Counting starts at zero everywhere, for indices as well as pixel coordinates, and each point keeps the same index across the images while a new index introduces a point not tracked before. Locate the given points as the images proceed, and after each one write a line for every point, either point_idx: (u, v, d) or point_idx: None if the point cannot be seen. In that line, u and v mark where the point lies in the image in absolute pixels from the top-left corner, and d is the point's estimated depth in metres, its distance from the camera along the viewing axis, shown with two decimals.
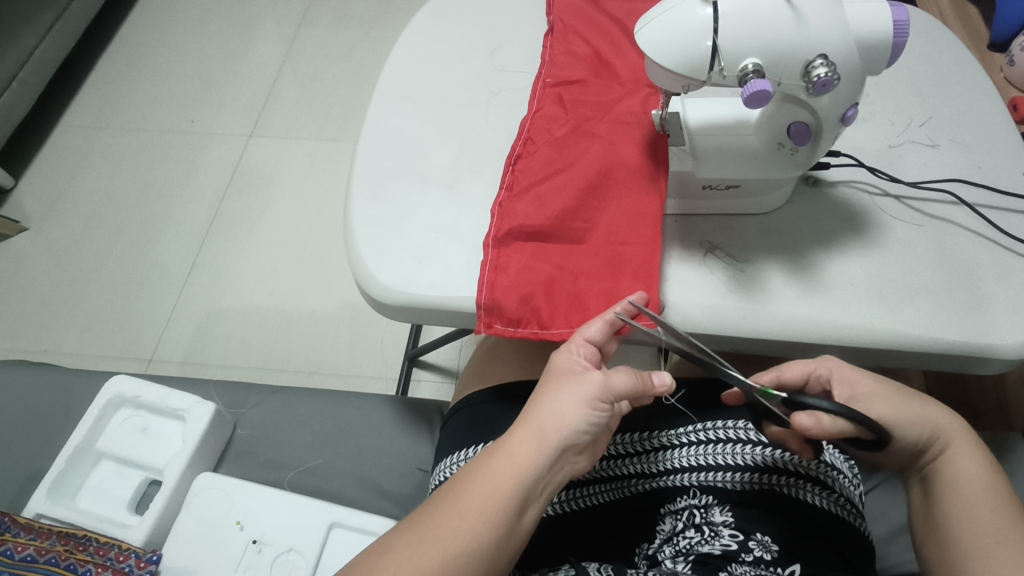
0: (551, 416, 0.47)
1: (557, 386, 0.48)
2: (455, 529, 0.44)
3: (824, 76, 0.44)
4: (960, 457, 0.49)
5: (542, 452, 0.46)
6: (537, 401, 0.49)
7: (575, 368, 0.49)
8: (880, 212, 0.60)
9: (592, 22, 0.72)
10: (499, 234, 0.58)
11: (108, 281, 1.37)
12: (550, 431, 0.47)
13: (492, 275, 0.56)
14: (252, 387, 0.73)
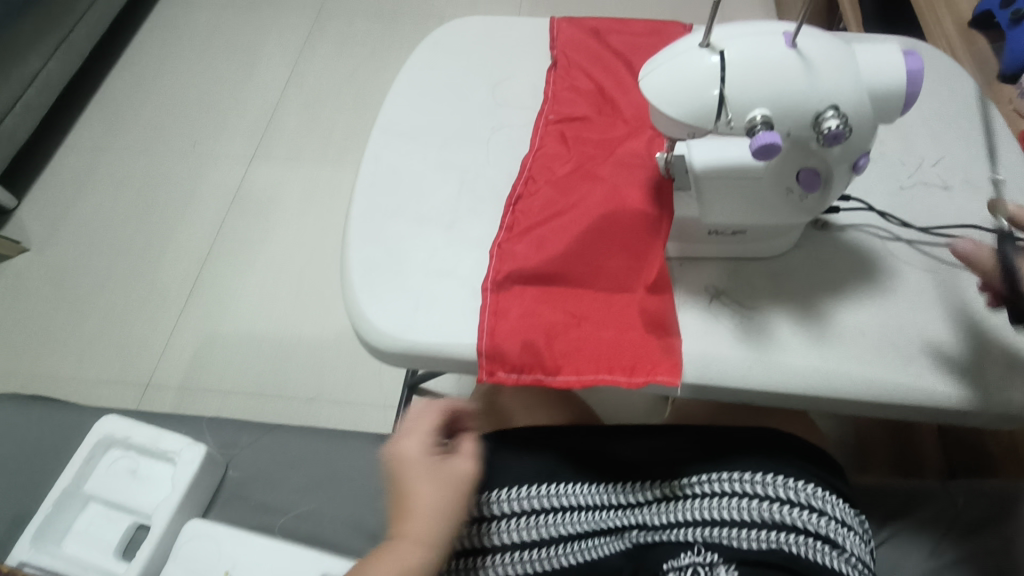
0: (428, 500, 0.54)
1: (411, 479, 0.55)
2: None
3: (836, 127, 0.42)
4: None
5: (431, 533, 0.53)
6: (405, 492, 0.54)
7: (426, 454, 0.56)
8: (893, 257, 0.58)
9: (596, 58, 0.72)
10: (499, 278, 0.56)
11: (107, 304, 1.36)
12: (430, 512, 0.53)
13: (492, 320, 0.55)
14: (245, 425, 0.71)
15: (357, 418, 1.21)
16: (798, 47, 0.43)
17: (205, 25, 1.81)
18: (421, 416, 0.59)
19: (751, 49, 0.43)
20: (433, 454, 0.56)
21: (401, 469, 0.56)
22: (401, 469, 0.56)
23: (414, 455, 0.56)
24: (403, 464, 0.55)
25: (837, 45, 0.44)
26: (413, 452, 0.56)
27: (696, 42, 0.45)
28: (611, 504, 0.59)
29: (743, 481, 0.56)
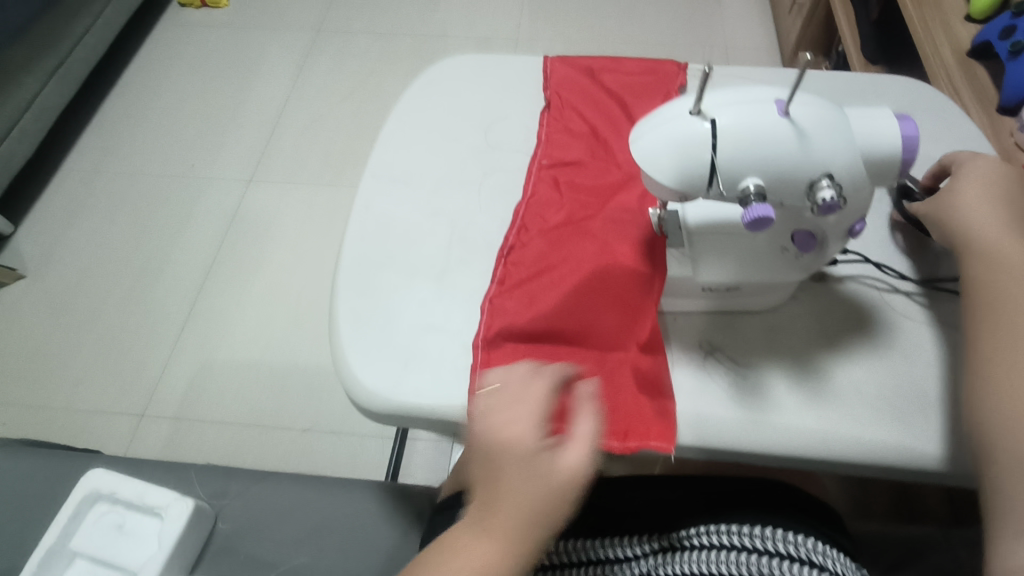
0: (518, 489, 0.43)
1: (506, 466, 0.44)
2: None
3: (830, 199, 0.41)
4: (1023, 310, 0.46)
5: (515, 530, 0.43)
6: (493, 470, 0.44)
7: (533, 439, 0.44)
8: (891, 311, 0.57)
9: (590, 97, 0.70)
10: (489, 335, 0.55)
11: (103, 331, 1.35)
12: (517, 505, 0.43)
13: (483, 381, 0.53)
14: (234, 474, 0.70)
15: (354, 449, 1.19)
16: (791, 115, 0.42)
17: (202, 46, 1.81)
18: (522, 387, 0.48)
19: (745, 117, 0.42)
20: (529, 432, 0.45)
21: (491, 443, 0.45)
22: (500, 456, 0.44)
23: (513, 430, 0.45)
24: (495, 438, 0.45)
25: (832, 111, 0.43)
26: (509, 425, 0.45)
27: (688, 108, 0.44)
28: (605, 560, 0.57)
29: (748, 535, 0.52)
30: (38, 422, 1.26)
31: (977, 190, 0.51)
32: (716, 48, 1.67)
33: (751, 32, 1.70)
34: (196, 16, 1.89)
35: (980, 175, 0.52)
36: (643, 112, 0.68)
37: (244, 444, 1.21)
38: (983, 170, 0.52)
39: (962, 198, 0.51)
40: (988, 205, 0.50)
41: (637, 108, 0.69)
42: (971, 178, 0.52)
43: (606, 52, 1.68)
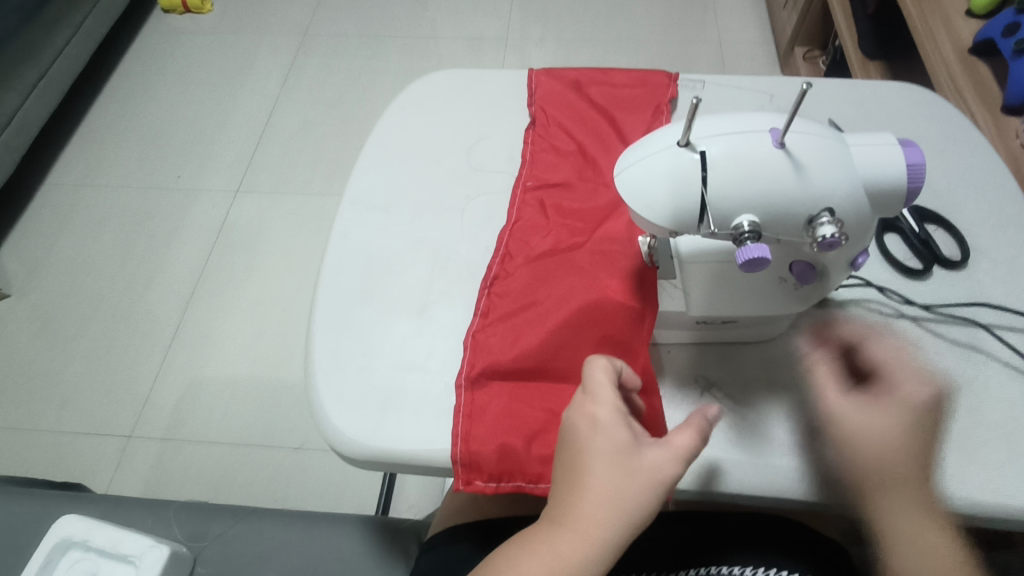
0: (605, 481, 0.41)
1: (587, 449, 0.42)
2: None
3: (832, 235, 0.38)
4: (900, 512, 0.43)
5: (599, 526, 0.40)
6: (575, 464, 0.42)
7: (621, 431, 0.42)
8: (895, 338, 0.54)
9: (577, 113, 0.67)
10: (473, 373, 0.52)
11: (88, 351, 1.28)
12: (601, 499, 0.40)
13: (467, 423, 0.51)
14: (214, 514, 0.67)
15: (347, 468, 1.13)
16: (786, 146, 0.39)
17: (187, 53, 1.77)
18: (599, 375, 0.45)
19: (736, 149, 0.39)
20: (612, 422, 0.43)
21: (573, 436, 0.43)
22: (582, 437, 0.43)
23: (595, 421, 0.43)
24: (577, 430, 0.43)
25: (830, 139, 0.40)
26: (590, 414, 0.43)
27: (675, 138, 0.41)
28: None
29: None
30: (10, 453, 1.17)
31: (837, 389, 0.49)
32: (711, 43, 1.62)
33: (748, 27, 1.65)
34: (180, 23, 1.84)
35: (933, 394, 0.46)
36: (634, 128, 0.65)
37: (234, 466, 1.14)
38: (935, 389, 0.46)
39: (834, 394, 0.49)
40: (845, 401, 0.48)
41: (627, 123, 0.65)
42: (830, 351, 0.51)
43: (600, 48, 1.64)
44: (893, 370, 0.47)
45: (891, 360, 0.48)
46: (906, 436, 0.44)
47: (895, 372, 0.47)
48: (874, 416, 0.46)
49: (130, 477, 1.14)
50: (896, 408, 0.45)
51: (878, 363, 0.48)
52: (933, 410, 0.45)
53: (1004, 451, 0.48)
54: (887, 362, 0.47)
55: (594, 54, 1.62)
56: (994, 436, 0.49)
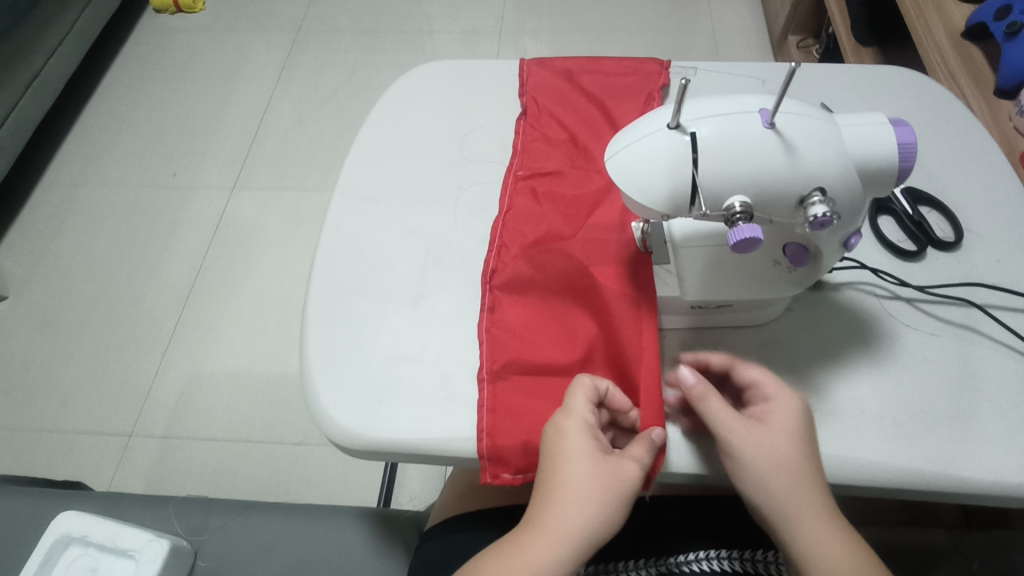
0: (573, 492, 0.42)
1: (559, 458, 0.44)
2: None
3: (823, 215, 0.38)
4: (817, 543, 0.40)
5: (563, 535, 0.41)
6: (546, 477, 0.44)
7: (592, 439, 0.45)
8: (890, 319, 0.54)
9: (568, 101, 0.67)
10: (494, 368, 0.52)
11: (86, 351, 1.28)
12: (567, 508, 0.42)
13: (490, 418, 0.50)
14: (213, 507, 0.67)
15: (347, 462, 1.13)
16: (776, 126, 0.39)
17: (180, 52, 1.76)
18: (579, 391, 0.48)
19: (726, 130, 0.39)
20: (585, 436, 0.45)
21: (549, 449, 0.45)
22: (556, 447, 0.45)
23: (567, 431, 0.45)
24: (552, 442, 0.45)
25: (821, 120, 0.40)
26: (565, 427, 0.45)
27: (666, 120, 0.41)
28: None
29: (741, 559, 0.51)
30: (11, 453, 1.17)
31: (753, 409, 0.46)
32: (706, 33, 1.62)
33: (741, 16, 1.65)
34: (172, 21, 1.84)
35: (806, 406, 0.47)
36: (624, 115, 0.65)
37: (235, 462, 1.14)
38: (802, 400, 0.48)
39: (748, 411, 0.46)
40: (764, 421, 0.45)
41: (618, 110, 0.66)
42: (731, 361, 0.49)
43: (594, 39, 1.63)
44: (775, 385, 0.46)
45: (771, 374, 0.47)
46: (806, 450, 0.43)
47: (778, 386, 0.46)
48: (770, 436, 0.43)
49: (131, 475, 1.14)
50: (789, 425, 0.44)
51: (758, 381, 0.47)
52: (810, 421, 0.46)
53: (998, 428, 0.48)
54: (769, 379, 0.46)
55: (589, 45, 1.62)
56: (988, 414, 0.49)
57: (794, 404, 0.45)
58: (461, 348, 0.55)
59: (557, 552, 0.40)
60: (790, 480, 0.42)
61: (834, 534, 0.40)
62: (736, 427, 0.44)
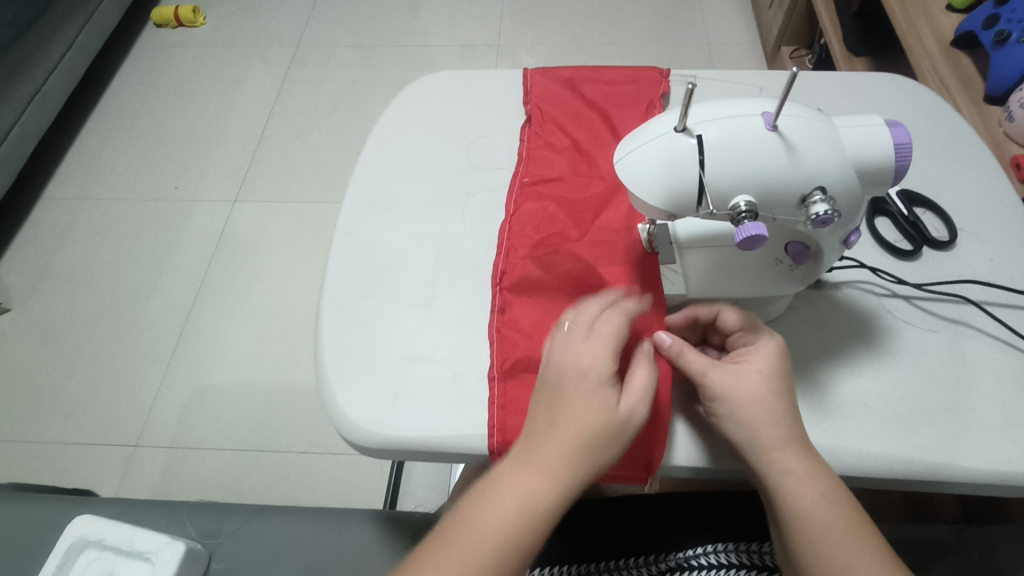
0: (575, 423, 0.44)
1: (569, 389, 0.45)
2: (494, 515, 0.43)
3: (825, 213, 0.40)
4: (794, 488, 0.44)
5: (564, 471, 0.43)
6: (553, 401, 0.45)
7: (603, 374, 0.46)
8: (889, 315, 0.56)
9: (571, 110, 0.69)
10: (505, 367, 0.54)
11: (90, 362, 1.28)
12: (571, 444, 0.44)
13: (502, 415, 0.52)
14: (227, 511, 0.68)
15: (353, 469, 1.13)
16: (779, 129, 0.41)
17: (181, 66, 1.78)
18: (601, 329, 0.48)
19: (731, 133, 0.41)
20: (601, 379, 0.45)
21: (561, 375, 0.46)
22: (569, 375, 0.46)
23: (582, 363, 0.46)
24: (565, 369, 0.46)
25: (821, 122, 0.42)
26: (583, 367, 0.46)
27: (672, 124, 0.43)
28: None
29: (748, 552, 0.53)
30: (16, 465, 1.17)
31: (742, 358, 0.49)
32: (699, 44, 1.65)
33: (734, 28, 1.69)
34: (173, 37, 1.86)
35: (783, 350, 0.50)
36: (626, 123, 0.67)
37: (241, 471, 1.14)
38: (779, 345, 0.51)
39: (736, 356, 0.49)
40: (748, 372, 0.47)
41: (620, 118, 0.67)
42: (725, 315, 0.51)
43: (591, 51, 1.67)
44: (760, 332, 0.50)
45: (756, 321, 0.50)
46: (784, 387, 0.47)
47: (762, 331, 0.50)
48: (754, 374, 0.47)
49: (137, 485, 1.14)
50: (772, 367, 0.47)
51: (744, 327, 0.50)
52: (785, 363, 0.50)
53: (996, 420, 0.50)
54: (754, 325, 0.50)
55: (585, 58, 1.65)
56: (986, 407, 0.51)
57: (776, 348, 0.49)
58: (472, 348, 0.56)
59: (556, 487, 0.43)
60: (769, 414, 0.46)
61: (807, 482, 0.44)
62: (720, 367, 0.48)
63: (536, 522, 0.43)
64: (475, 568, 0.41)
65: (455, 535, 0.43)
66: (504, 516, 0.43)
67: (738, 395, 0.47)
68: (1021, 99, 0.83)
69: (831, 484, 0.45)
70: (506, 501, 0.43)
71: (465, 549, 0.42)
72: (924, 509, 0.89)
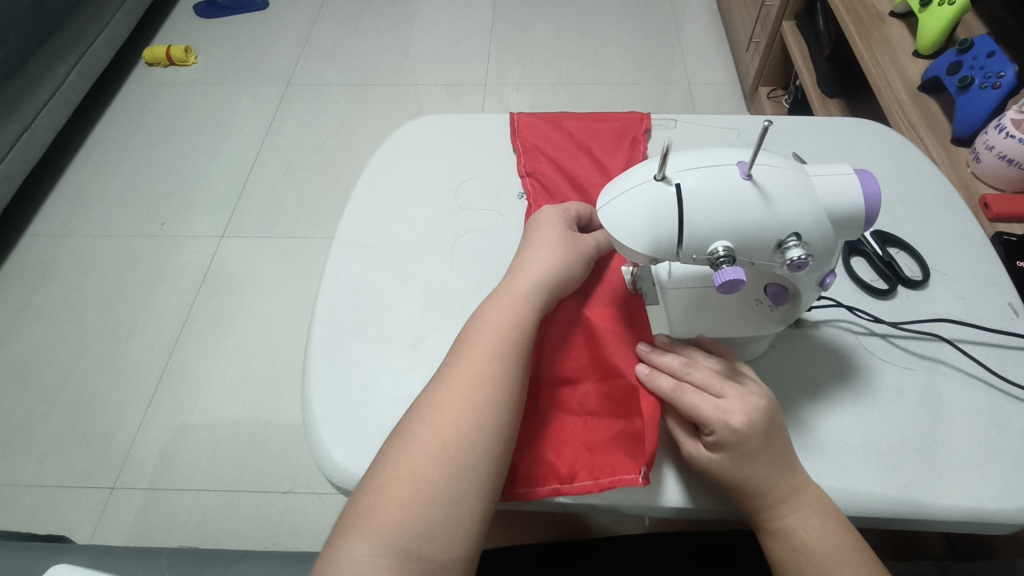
0: (522, 297, 0.53)
1: (521, 275, 0.55)
2: (466, 379, 0.49)
3: (799, 258, 0.42)
4: (784, 531, 0.46)
5: (518, 327, 0.52)
6: (509, 286, 0.55)
7: (547, 263, 0.55)
8: (867, 354, 0.57)
9: (559, 144, 0.71)
10: None
11: (68, 401, 1.25)
12: (522, 306, 0.53)
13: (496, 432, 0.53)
14: (208, 559, 0.67)
15: (336, 511, 1.11)
16: (754, 177, 0.43)
17: (172, 104, 1.80)
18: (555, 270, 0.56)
19: (710, 181, 0.43)
20: (550, 265, 0.55)
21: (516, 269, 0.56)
22: (520, 268, 0.56)
23: (531, 259, 0.56)
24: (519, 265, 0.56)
25: (794, 172, 0.44)
26: (536, 259, 0.56)
27: (652, 172, 0.45)
28: None
29: None
30: None
31: (735, 406, 0.47)
32: (680, 85, 1.71)
33: (713, 70, 1.75)
34: (164, 75, 1.89)
35: (761, 409, 0.47)
36: (614, 158, 0.69)
37: (222, 513, 1.11)
38: (762, 400, 0.48)
39: (728, 400, 0.47)
40: (741, 426, 0.46)
41: (606, 154, 0.70)
42: (699, 375, 0.50)
43: (575, 92, 1.72)
44: (714, 416, 0.47)
45: (714, 401, 0.48)
46: (753, 469, 0.46)
47: (716, 415, 0.47)
48: (719, 460, 0.47)
49: (113, 530, 1.10)
50: (735, 451, 0.46)
51: (698, 417, 0.48)
52: (769, 420, 0.47)
53: (971, 456, 0.51)
54: (707, 410, 0.47)
55: (570, 97, 1.70)
56: (962, 443, 0.52)
57: (735, 430, 0.46)
58: None
59: (499, 374, 0.49)
60: (743, 497, 0.47)
61: (797, 523, 0.46)
62: (693, 453, 0.49)
63: (501, 363, 0.50)
64: (446, 415, 0.47)
65: (432, 394, 0.49)
66: (456, 402, 0.48)
67: (727, 453, 0.47)
68: (986, 142, 0.86)
69: (820, 551, 0.45)
70: (458, 389, 0.48)
71: (421, 432, 0.47)
72: (911, 544, 0.89)
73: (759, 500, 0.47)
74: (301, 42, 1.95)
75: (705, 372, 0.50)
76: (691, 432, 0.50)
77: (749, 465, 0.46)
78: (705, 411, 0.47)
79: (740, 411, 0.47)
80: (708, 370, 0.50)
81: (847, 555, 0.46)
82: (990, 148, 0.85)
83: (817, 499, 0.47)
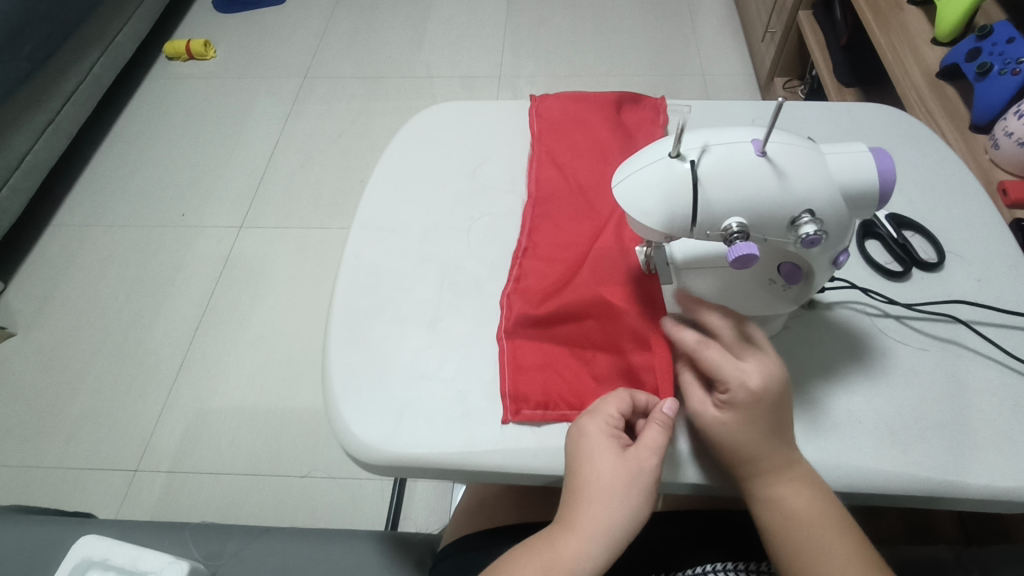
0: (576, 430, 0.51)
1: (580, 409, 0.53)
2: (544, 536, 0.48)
3: (813, 233, 0.43)
4: (777, 495, 0.47)
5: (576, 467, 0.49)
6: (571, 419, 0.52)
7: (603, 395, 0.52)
8: (882, 335, 0.57)
9: (578, 117, 0.74)
10: (509, 326, 0.59)
11: (93, 385, 1.28)
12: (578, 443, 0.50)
13: (512, 368, 0.56)
14: (230, 533, 0.68)
15: (353, 495, 1.13)
16: (768, 154, 0.43)
17: (192, 97, 1.83)
18: None
19: (725, 158, 0.43)
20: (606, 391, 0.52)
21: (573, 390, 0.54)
22: None
23: None
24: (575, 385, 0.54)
25: (808, 149, 0.44)
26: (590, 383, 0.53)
27: (667, 150, 0.45)
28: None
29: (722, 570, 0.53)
30: (15, 492, 1.16)
31: (754, 371, 0.48)
32: (695, 76, 1.70)
33: (728, 60, 1.74)
34: (184, 69, 1.92)
35: (778, 377, 0.48)
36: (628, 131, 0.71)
37: (242, 495, 1.14)
38: (779, 368, 0.48)
39: (748, 366, 0.48)
40: (756, 390, 0.47)
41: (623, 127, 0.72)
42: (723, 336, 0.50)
43: (587, 83, 1.72)
44: (733, 375, 0.48)
45: (735, 361, 0.48)
46: (758, 431, 0.47)
47: (734, 374, 0.48)
48: (726, 418, 0.48)
49: (137, 510, 1.14)
50: (745, 411, 0.47)
51: (717, 374, 0.49)
52: (784, 388, 0.48)
53: (986, 436, 0.51)
54: (727, 368, 0.48)
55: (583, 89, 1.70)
56: (983, 425, 0.52)
57: (750, 392, 0.47)
58: (477, 366, 0.57)
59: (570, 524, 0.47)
60: (738, 458, 0.48)
61: (788, 492, 0.47)
62: (701, 409, 0.50)
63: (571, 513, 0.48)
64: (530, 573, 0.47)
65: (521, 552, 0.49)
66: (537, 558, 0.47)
67: (734, 415, 0.48)
68: (1006, 128, 0.85)
69: (808, 520, 0.46)
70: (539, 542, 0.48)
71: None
72: (924, 529, 0.89)
73: (753, 463, 0.48)
74: (317, 35, 1.97)
75: (727, 334, 0.50)
76: (702, 388, 0.51)
77: (755, 428, 0.47)
78: (725, 373, 0.48)
79: (758, 380, 0.47)
80: (732, 333, 0.50)
81: (831, 532, 0.46)
82: (1009, 134, 0.84)
83: (807, 472, 0.48)
